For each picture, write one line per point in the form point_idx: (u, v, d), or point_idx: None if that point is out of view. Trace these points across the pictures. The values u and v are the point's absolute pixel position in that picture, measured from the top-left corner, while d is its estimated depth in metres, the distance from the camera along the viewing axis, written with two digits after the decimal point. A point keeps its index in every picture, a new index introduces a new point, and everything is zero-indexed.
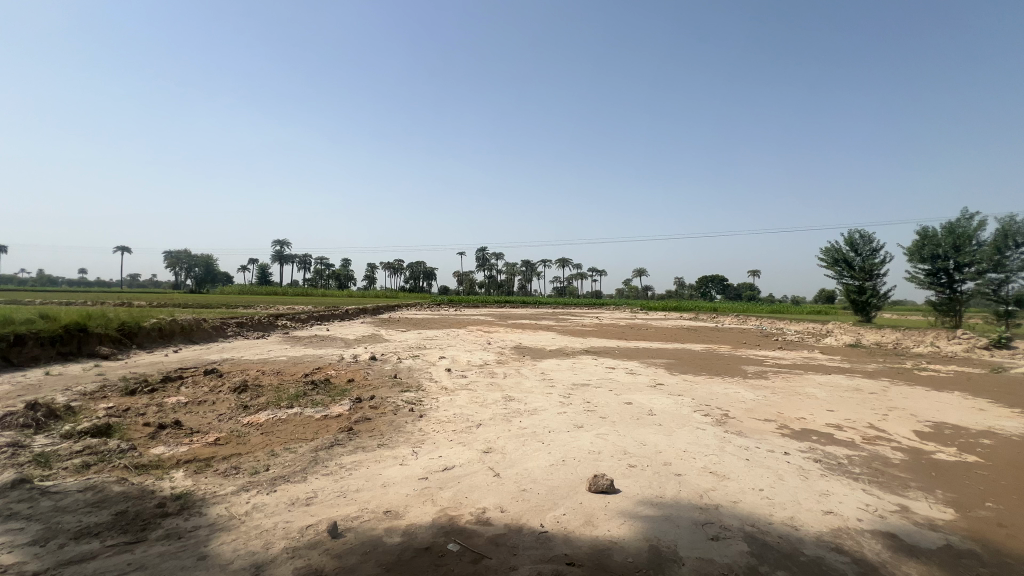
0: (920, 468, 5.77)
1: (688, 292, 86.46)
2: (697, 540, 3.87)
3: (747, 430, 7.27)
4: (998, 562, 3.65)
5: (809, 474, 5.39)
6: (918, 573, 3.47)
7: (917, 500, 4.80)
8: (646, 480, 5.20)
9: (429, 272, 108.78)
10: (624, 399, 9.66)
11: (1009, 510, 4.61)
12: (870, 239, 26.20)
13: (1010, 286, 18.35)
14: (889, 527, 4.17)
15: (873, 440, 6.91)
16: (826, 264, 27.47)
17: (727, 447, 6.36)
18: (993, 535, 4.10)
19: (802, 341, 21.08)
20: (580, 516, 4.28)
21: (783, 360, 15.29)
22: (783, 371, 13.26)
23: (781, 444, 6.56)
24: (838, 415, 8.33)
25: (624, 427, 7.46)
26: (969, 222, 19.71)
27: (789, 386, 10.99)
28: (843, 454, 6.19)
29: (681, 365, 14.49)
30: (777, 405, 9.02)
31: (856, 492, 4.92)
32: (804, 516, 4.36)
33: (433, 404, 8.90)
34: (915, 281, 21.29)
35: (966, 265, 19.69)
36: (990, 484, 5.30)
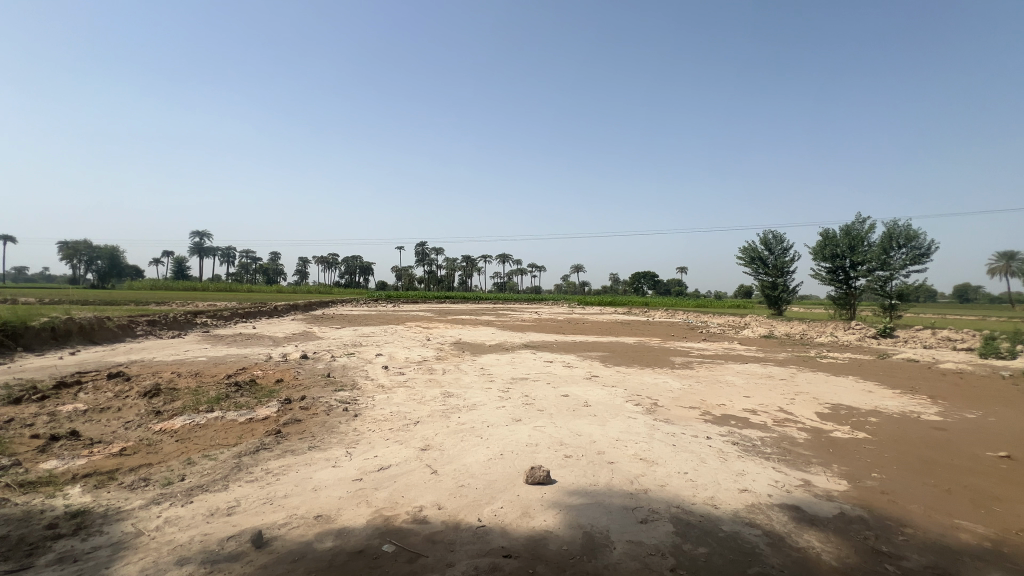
0: (820, 445, 6.43)
1: (622, 288, 89.94)
2: (628, 524, 4.07)
3: (674, 418, 7.73)
4: (882, 525, 4.15)
5: (727, 456, 5.83)
6: (818, 539, 3.87)
7: (817, 475, 5.34)
8: (581, 469, 5.38)
9: (366, 267, 105.27)
10: (562, 392, 9.93)
11: (890, 479, 5.26)
12: (781, 239, 28.68)
13: (894, 283, 20.81)
14: (794, 500, 4.62)
15: (782, 422, 7.60)
16: (745, 262, 29.74)
17: (655, 434, 6.73)
18: (878, 501, 4.65)
19: (723, 333, 22.68)
20: (517, 508, 4.35)
21: (707, 351, 16.38)
22: (707, 361, 14.25)
23: (704, 430, 7.04)
24: (753, 400, 9.09)
25: (561, 419, 7.65)
26: (863, 225, 22.12)
27: (712, 375, 11.81)
28: (756, 436, 6.76)
29: (615, 357, 15.13)
30: (701, 393, 9.67)
31: (767, 470, 5.39)
32: (723, 495, 4.70)
33: (368, 402, 8.65)
34: (818, 278, 23.60)
35: (859, 264, 22.10)
36: (876, 456, 6.01)
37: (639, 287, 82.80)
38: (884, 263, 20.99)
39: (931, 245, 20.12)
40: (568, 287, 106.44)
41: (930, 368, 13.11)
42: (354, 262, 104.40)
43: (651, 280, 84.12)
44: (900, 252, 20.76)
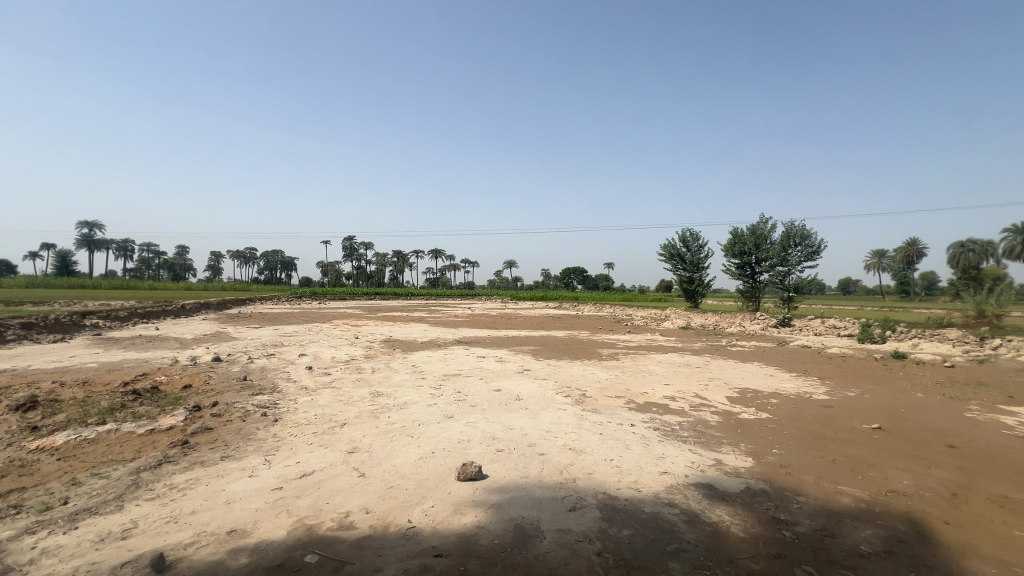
0: (730, 427, 7.01)
1: (554, 284, 92.12)
2: (557, 513, 4.18)
3: (601, 407, 8.06)
4: (780, 496, 4.61)
5: (649, 441, 6.18)
6: (727, 513, 4.22)
7: (727, 454, 5.82)
8: (512, 462, 5.44)
9: (288, 263, 99.11)
10: (494, 386, 9.99)
11: (787, 454, 5.86)
12: (697, 237, 30.83)
13: (792, 277, 23.15)
14: (707, 478, 5.00)
15: (698, 407, 8.19)
16: (665, 258, 31.63)
17: (584, 424, 6.97)
18: (777, 474, 5.17)
19: (646, 325, 24.03)
20: (448, 507, 4.32)
21: (632, 343, 17.25)
22: (631, 352, 15.02)
23: (629, 417, 7.40)
24: (673, 388, 9.72)
25: (493, 413, 7.69)
26: (766, 225, 24.35)
27: (636, 365, 12.45)
28: (675, 421, 7.24)
29: (546, 351, 15.48)
30: (626, 383, 10.18)
31: (684, 452, 5.79)
32: (645, 478, 4.97)
33: (290, 406, 8.15)
34: (729, 273, 25.66)
35: (763, 260, 24.33)
36: (775, 434, 6.67)
37: (570, 282, 84.95)
38: (784, 259, 23.31)
39: (821, 244, 22.64)
40: (501, 282, 107.19)
41: (820, 353, 14.79)
42: (274, 257, 97.70)
43: (581, 275, 87.01)
44: (796, 249, 23.16)
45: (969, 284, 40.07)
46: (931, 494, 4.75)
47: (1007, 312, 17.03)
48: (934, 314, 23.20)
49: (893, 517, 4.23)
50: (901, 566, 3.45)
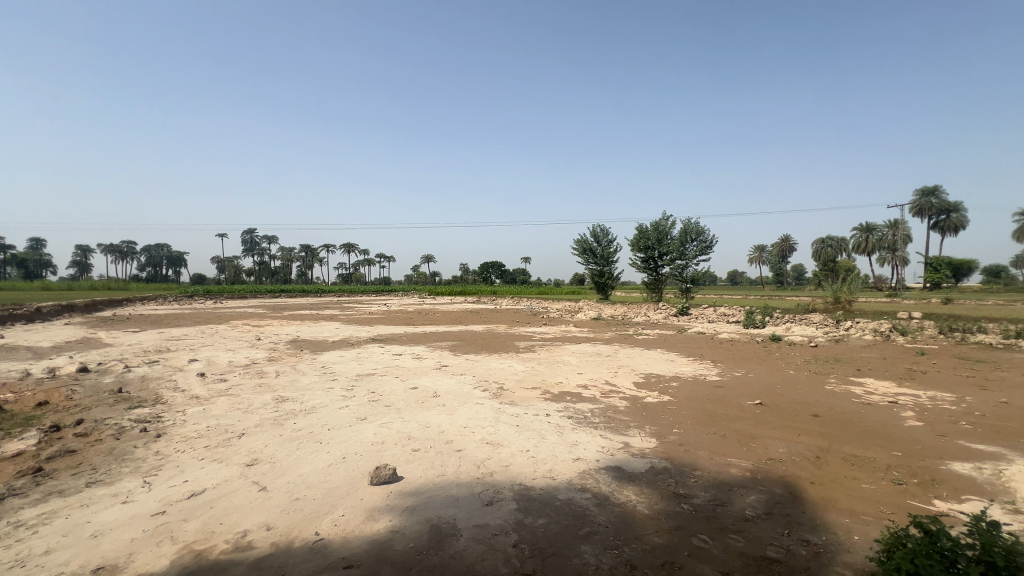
0: (636, 411, 7.48)
1: (472, 278, 92.02)
2: (474, 510, 4.16)
3: (518, 400, 8.19)
4: (679, 471, 5.02)
5: (564, 430, 6.40)
6: (634, 493, 4.50)
7: (634, 436, 6.20)
8: (429, 462, 5.34)
9: (175, 258, 88.55)
10: (410, 384, 9.74)
11: (686, 432, 6.38)
12: (606, 232, 32.50)
13: (689, 270, 25.29)
14: (616, 461, 5.29)
15: (608, 394, 8.64)
16: (578, 252, 32.98)
17: (501, 417, 7.04)
18: (678, 452, 5.61)
19: (561, 317, 24.94)
20: (360, 514, 4.12)
21: (547, 335, 17.78)
22: (547, 343, 15.47)
23: (544, 408, 7.59)
24: (585, 376, 10.17)
25: (410, 412, 7.49)
26: (667, 222, 26.29)
27: (551, 357, 12.82)
28: (587, 408, 7.58)
29: (464, 345, 15.43)
30: (541, 374, 10.46)
31: (596, 438, 6.08)
32: (560, 466, 5.14)
33: (177, 418, 7.27)
34: (635, 267, 27.41)
35: (664, 254, 26.28)
36: (675, 415, 7.23)
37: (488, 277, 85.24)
38: (682, 254, 25.39)
39: (713, 240, 24.98)
40: (419, 277, 104.87)
41: (713, 338, 16.35)
42: (158, 251, 86.69)
43: (500, 270, 87.78)
44: (692, 245, 25.34)
45: (828, 275, 46.56)
46: (800, 459, 5.44)
47: (856, 299, 20.07)
48: (801, 301, 26.64)
49: (771, 482, 4.78)
50: (777, 524, 3.90)
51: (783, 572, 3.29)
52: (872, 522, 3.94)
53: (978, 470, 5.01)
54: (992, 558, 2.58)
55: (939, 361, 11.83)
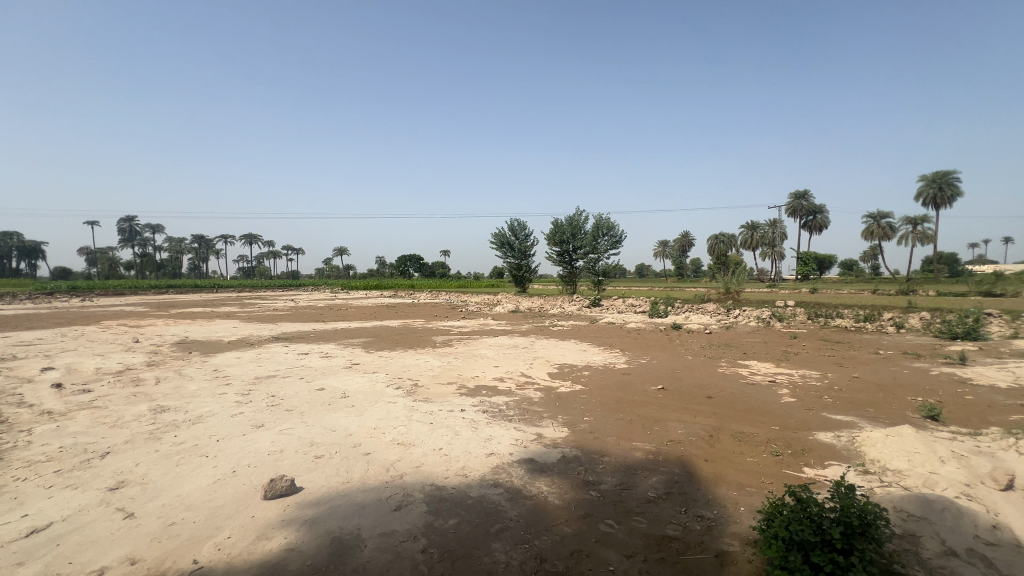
0: (550, 401, 7.62)
1: (389, 272, 88.99)
2: (381, 516, 3.94)
3: (432, 396, 7.97)
4: (589, 459, 5.17)
5: (478, 425, 6.33)
6: (545, 484, 4.55)
7: (547, 427, 6.30)
8: (333, 468, 4.98)
9: (27, 248, 75.13)
10: (317, 385, 9.09)
11: (595, 419, 6.62)
12: (523, 226, 32.82)
13: (601, 264, 26.49)
14: (529, 453, 5.32)
15: (523, 386, 8.72)
16: (496, 246, 32.98)
17: (414, 416, 6.78)
18: (589, 440, 5.77)
19: (479, 311, 24.91)
20: (250, 534, 3.71)
21: (465, 328, 17.64)
22: (465, 337, 15.33)
23: (459, 403, 7.47)
24: (502, 369, 10.18)
25: (314, 416, 6.96)
26: (580, 217, 27.23)
27: (468, 350, 12.70)
28: (502, 401, 7.58)
29: (378, 342, 14.77)
30: (458, 368, 10.30)
31: (510, 431, 6.08)
32: (472, 463, 5.06)
33: (18, 440, 6.08)
34: (551, 260, 28.08)
35: (578, 249, 27.23)
36: (587, 403, 7.49)
37: (406, 270, 82.69)
38: (594, 248, 26.58)
39: (623, 235, 26.44)
40: (330, 270, 99.13)
41: (622, 328, 17.29)
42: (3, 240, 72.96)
43: (418, 263, 85.79)
44: (604, 239, 26.63)
45: (720, 268, 51.42)
46: (696, 439, 5.87)
47: (743, 289, 22.38)
48: (697, 292, 29.17)
49: (670, 462, 5.09)
50: (676, 503, 4.15)
51: (681, 548, 3.49)
52: (754, 492, 4.35)
53: (838, 438, 5.76)
54: (848, 518, 2.92)
55: (807, 343, 13.55)
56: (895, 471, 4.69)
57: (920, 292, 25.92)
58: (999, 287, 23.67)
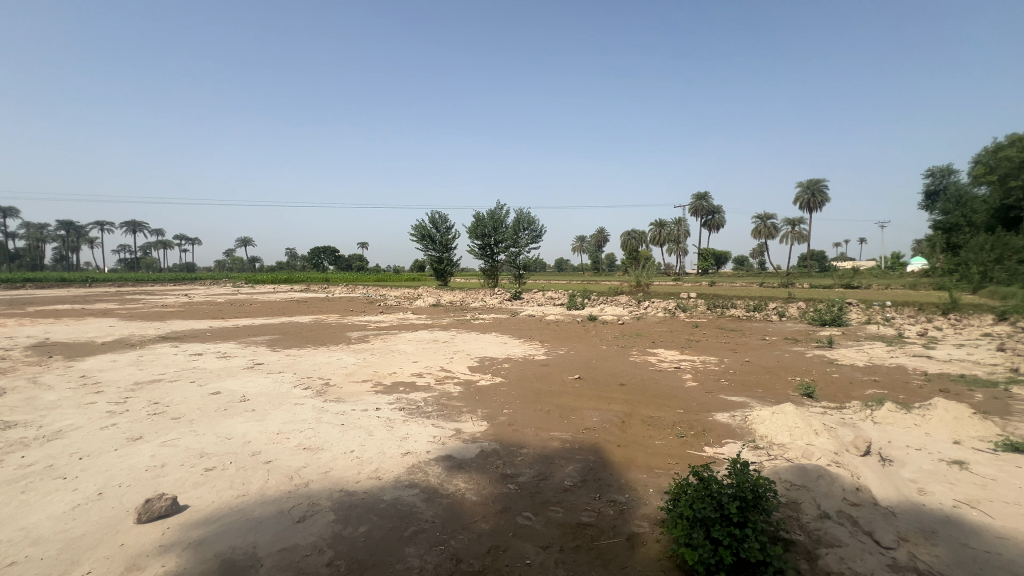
0: (470, 395, 7.52)
1: (300, 264, 83.28)
2: (281, 530, 3.59)
3: (345, 396, 7.51)
4: (508, 451, 5.14)
5: (393, 423, 6.05)
6: (463, 481, 4.43)
7: (466, 422, 6.19)
8: (227, 481, 4.47)
9: None
10: (211, 388, 8.18)
11: (515, 411, 6.63)
12: (445, 219, 32.18)
13: (521, 257, 26.86)
14: (447, 450, 5.17)
15: (443, 381, 8.53)
16: (416, 239, 31.96)
17: (323, 418, 6.31)
18: (508, 433, 5.74)
19: (399, 305, 24.13)
20: (116, 566, 3.19)
21: (383, 323, 16.95)
22: (382, 332, 14.71)
23: (374, 402, 7.10)
24: (421, 364, 9.89)
25: (206, 423, 6.23)
26: (501, 211, 27.30)
27: (385, 346, 12.19)
28: (421, 398, 7.34)
29: (286, 339, 13.70)
30: (373, 365, 9.83)
31: (427, 428, 5.88)
32: (387, 464, 4.81)
33: None
34: (473, 253, 27.89)
35: (500, 242, 27.35)
36: (506, 396, 7.49)
37: (320, 263, 77.91)
38: (515, 242, 26.90)
39: (543, 229, 27.05)
40: (231, 262, 90.49)
41: (542, 320, 17.65)
42: None
43: (333, 255, 81.20)
44: (525, 233, 27.04)
45: (632, 263, 54.58)
46: (609, 425, 6.09)
47: (652, 282, 23.91)
48: (610, 285, 30.74)
49: (586, 450, 5.23)
50: (590, 490, 4.25)
51: (595, 534, 3.57)
52: (661, 473, 4.59)
53: (733, 418, 6.29)
54: (743, 493, 3.15)
55: (707, 331, 14.79)
56: (780, 445, 5.20)
57: (796, 284, 29.49)
58: (855, 280, 27.66)
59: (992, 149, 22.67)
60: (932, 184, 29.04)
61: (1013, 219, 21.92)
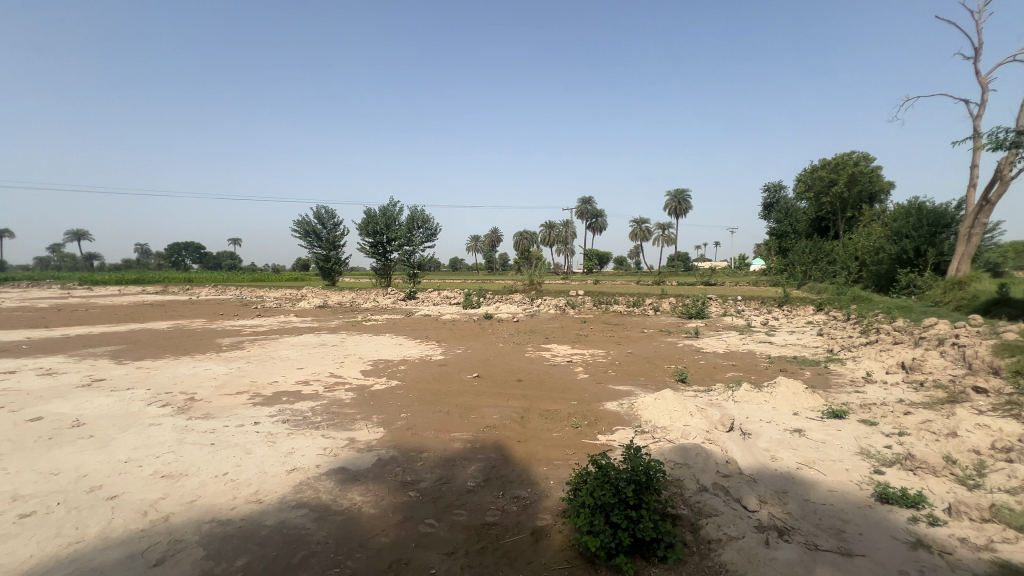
0: (363, 401, 7.07)
1: (154, 262, 71.95)
2: None
3: (214, 411, 6.58)
4: (407, 457, 4.91)
5: (276, 438, 5.44)
6: (359, 493, 4.12)
7: (360, 430, 5.80)
8: (53, 527, 3.62)
9: None
10: (30, 414, 6.62)
11: (413, 415, 6.37)
12: (332, 214, 29.90)
13: (416, 256, 26.14)
14: (340, 462, 4.78)
15: (332, 387, 7.92)
16: (299, 236, 29.21)
17: (187, 438, 5.46)
18: (407, 438, 5.49)
19: (279, 307, 21.99)
20: None
21: (260, 327, 15.30)
22: (259, 338, 13.25)
23: (251, 416, 6.33)
24: (306, 371, 9.07)
25: (22, 458, 5.01)
26: (394, 208, 26.27)
27: (264, 353, 10.97)
28: (307, 407, 6.72)
29: (136, 349, 11.64)
30: (250, 375, 8.78)
31: (316, 440, 5.38)
32: (269, 484, 4.30)
33: None
34: (363, 252, 26.38)
35: (393, 240, 26.27)
36: (403, 399, 7.18)
37: (180, 261, 68.10)
38: (409, 240, 26.17)
39: (438, 228, 26.65)
40: (57, 259, 74.91)
41: (439, 320, 17.38)
42: None
43: (197, 252, 71.64)
44: (419, 232, 26.38)
45: (525, 263, 56.34)
46: (509, 422, 6.14)
47: (544, 281, 24.88)
48: (504, 283, 31.39)
49: (487, 448, 5.21)
50: (493, 488, 4.24)
51: (499, 532, 3.54)
52: (560, 465, 4.74)
53: (621, 406, 6.74)
54: (638, 476, 3.36)
55: (595, 326, 15.78)
56: (662, 428, 5.69)
57: (666, 282, 32.92)
58: (713, 278, 31.70)
59: (810, 170, 27.53)
60: (768, 197, 34.38)
61: (824, 228, 26.90)
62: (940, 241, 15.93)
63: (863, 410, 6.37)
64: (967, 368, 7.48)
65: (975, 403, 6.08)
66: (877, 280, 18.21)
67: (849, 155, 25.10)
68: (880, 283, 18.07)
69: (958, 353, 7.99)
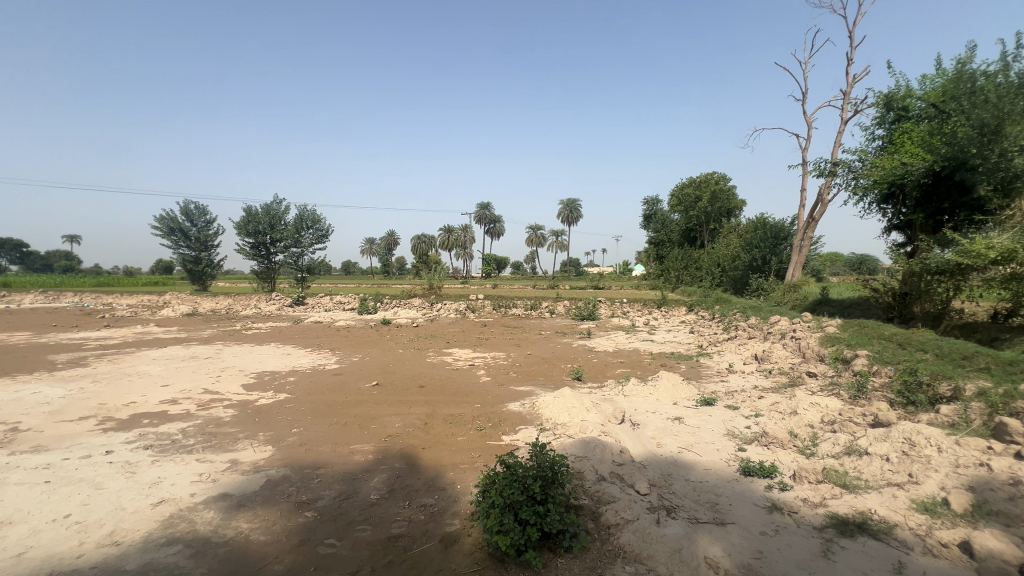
0: (247, 418, 6.38)
1: None
2: None
3: (49, 442, 5.45)
4: (301, 475, 4.55)
5: (137, 468, 4.68)
6: (246, 520, 3.72)
7: (244, 450, 5.23)
8: None
9: None
10: None
11: (305, 430, 5.90)
12: (204, 211, 26.43)
13: (304, 259, 24.22)
14: (221, 488, 4.27)
15: (208, 405, 7.02)
16: (162, 232, 25.36)
17: (11, 478, 4.45)
18: (301, 456, 5.06)
19: (135, 315, 18.94)
20: None
21: (110, 340, 13.03)
22: (109, 352, 11.26)
23: (102, 444, 5.37)
24: (173, 388, 7.92)
25: None
26: (279, 207, 24.09)
27: (116, 370, 9.34)
28: (177, 429, 5.88)
29: None
30: (98, 396, 7.42)
31: (189, 466, 4.74)
32: (130, 521, 3.70)
33: None
34: (242, 253, 23.77)
35: (278, 241, 24.05)
36: (294, 413, 6.62)
37: None
38: (297, 241, 24.19)
39: (329, 229, 25.06)
40: None
41: (331, 326, 16.33)
42: None
43: (18, 250, 58.76)
44: (308, 233, 24.56)
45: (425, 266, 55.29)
46: (412, 429, 5.99)
47: (443, 285, 24.66)
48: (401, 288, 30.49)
49: (390, 458, 5.03)
50: (398, 499, 4.10)
51: (407, 543, 3.45)
52: (466, 468, 4.75)
53: (523, 406, 6.94)
54: (544, 472, 3.50)
55: (495, 329, 16.03)
56: (562, 424, 5.96)
57: (561, 287, 34.53)
58: (602, 283, 34.08)
59: (681, 186, 30.92)
60: (647, 209, 37.93)
61: (692, 238, 30.38)
62: (780, 250, 18.92)
63: (729, 397, 7.31)
64: (801, 357, 8.98)
65: (809, 386, 7.32)
66: (734, 284, 21.05)
67: (712, 175, 28.70)
68: (736, 286, 20.88)
69: (795, 344, 9.55)
